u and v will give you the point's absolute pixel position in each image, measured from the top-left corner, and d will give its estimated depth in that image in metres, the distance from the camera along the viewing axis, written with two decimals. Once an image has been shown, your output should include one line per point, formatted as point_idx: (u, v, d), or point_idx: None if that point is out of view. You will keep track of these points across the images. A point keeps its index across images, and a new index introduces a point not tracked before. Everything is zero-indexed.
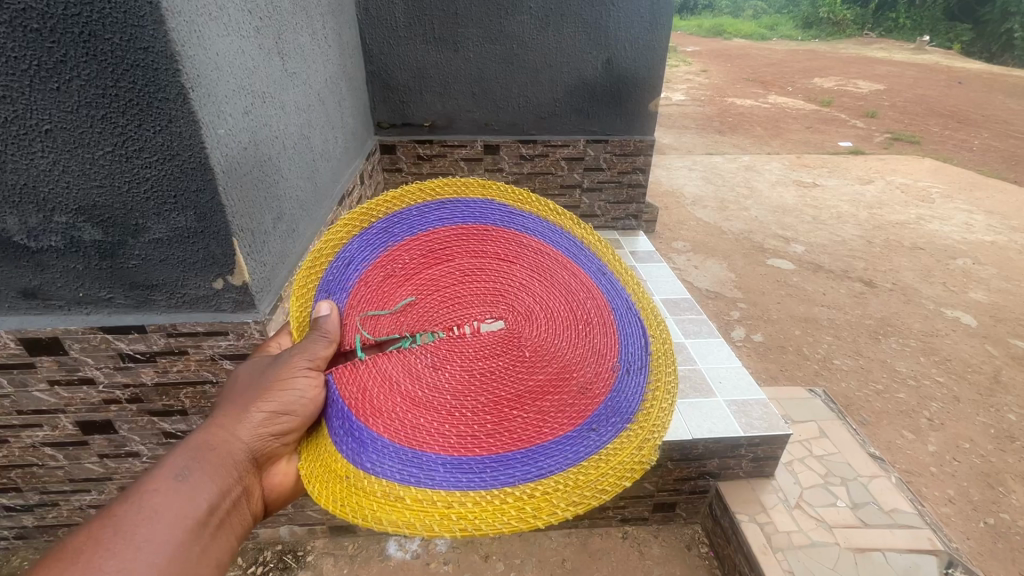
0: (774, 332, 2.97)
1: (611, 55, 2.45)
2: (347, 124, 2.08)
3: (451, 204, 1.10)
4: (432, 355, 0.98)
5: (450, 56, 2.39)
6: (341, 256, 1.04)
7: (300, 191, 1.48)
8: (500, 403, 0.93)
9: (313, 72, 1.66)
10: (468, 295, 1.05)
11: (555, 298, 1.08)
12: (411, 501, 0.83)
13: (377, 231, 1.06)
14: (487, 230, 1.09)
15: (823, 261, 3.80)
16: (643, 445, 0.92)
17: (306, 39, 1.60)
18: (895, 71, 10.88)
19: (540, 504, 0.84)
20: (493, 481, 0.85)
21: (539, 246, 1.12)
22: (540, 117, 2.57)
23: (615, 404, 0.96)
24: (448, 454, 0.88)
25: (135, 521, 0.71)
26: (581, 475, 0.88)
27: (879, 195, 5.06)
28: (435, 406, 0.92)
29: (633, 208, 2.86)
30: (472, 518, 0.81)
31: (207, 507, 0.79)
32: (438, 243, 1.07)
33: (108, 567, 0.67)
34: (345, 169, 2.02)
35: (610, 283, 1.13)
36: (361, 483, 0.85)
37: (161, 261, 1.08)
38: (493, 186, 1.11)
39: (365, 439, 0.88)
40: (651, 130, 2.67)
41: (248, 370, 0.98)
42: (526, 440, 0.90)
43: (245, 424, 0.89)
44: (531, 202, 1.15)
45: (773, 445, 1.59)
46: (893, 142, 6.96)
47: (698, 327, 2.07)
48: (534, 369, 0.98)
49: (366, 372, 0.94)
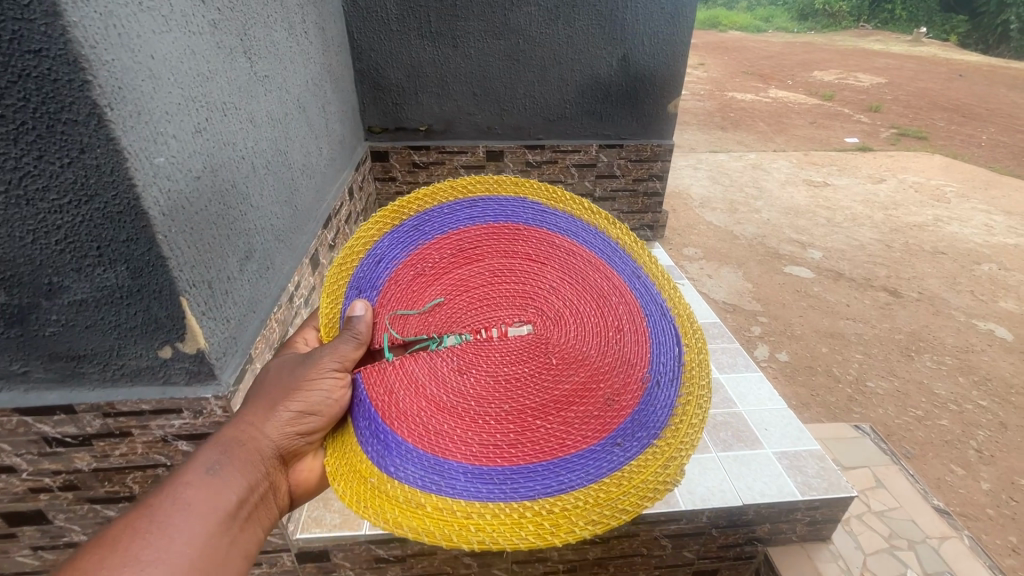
0: (800, 350, 2.76)
1: (627, 51, 2.20)
2: (333, 130, 1.82)
3: (482, 202, 1.09)
4: (458, 358, 0.96)
5: (449, 53, 2.13)
6: (372, 253, 1.04)
7: (272, 222, 1.21)
8: (525, 413, 0.90)
9: (289, 76, 1.39)
10: (496, 297, 1.02)
11: (584, 302, 1.03)
12: (431, 509, 0.81)
13: (408, 229, 1.07)
14: (519, 230, 1.07)
15: (843, 268, 3.59)
16: (669, 463, 0.87)
17: (278, 35, 1.33)
18: (895, 63, 10.67)
19: (559, 521, 0.81)
20: (513, 493, 0.83)
21: (571, 247, 1.08)
22: (548, 120, 2.32)
23: (642, 418, 0.92)
24: (470, 463, 0.85)
25: (168, 513, 0.73)
26: (603, 492, 0.85)
27: (893, 195, 4.86)
28: (459, 412, 0.90)
29: (649, 218, 2.64)
30: (491, 531, 0.79)
31: (236, 501, 0.80)
32: (469, 242, 1.06)
33: (144, 556, 0.69)
34: (331, 184, 1.76)
35: (646, 288, 1.08)
36: (385, 488, 0.84)
37: (87, 327, 0.83)
38: (529, 184, 1.10)
39: (390, 443, 0.87)
40: (669, 133, 2.43)
41: (277, 366, 0.96)
42: (549, 453, 0.87)
43: (270, 422, 0.88)
44: (566, 202, 1.12)
45: (834, 507, 1.37)
46: (900, 138, 6.75)
47: (732, 359, 1.84)
48: (560, 378, 0.94)
49: (393, 373, 0.92)
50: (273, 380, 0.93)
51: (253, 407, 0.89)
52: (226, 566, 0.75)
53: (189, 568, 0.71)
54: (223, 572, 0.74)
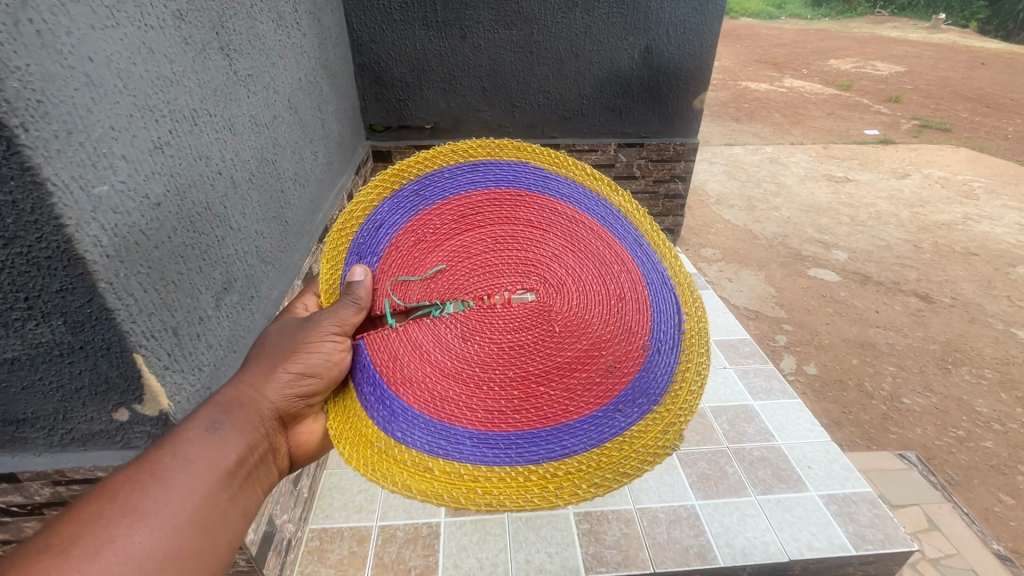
0: (829, 361, 2.59)
1: (651, 41, 2.02)
2: (330, 131, 1.66)
3: (484, 166, 1.01)
4: (462, 326, 0.93)
5: (456, 44, 1.96)
6: (372, 218, 0.97)
7: (256, 246, 1.06)
8: (528, 379, 0.88)
9: (276, 76, 1.22)
10: (498, 264, 0.97)
11: (587, 270, 0.97)
12: (439, 472, 0.80)
13: (408, 194, 0.99)
14: (521, 196, 0.99)
15: (870, 270, 3.41)
16: (670, 428, 0.85)
17: (264, 33, 1.17)
18: (914, 51, 10.34)
19: (562, 483, 0.79)
20: (517, 457, 0.81)
21: (573, 214, 1.01)
22: (564, 117, 2.15)
23: (642, 384, 0.90)
24: (476, 427, 0.84)
25: (168, 465, 0.68)
26: (604, 457, 0.83)
27: (919, 191, 4.65)
28: (463, 377, 0.88)
29: (669, 222, 2.51)
30: (497, 493, 0.77)
31: (237, 458, 0.75)
32: (470, 208, 0.99)
33: (142, 507, 0.63)
34: (329, 193, 1.61)
35: (647, 255, 1.00)
36: (393, 452, 0.82)
37: (24, 389, 0.68)
38: (529, 147, 1.01)
39: (396, 410, 0.85)
40: (694, 131, 2.26)
41: (276, 330, 0.91)
42: (553, 419, 0.86)
43: (271, 383, 0.83)
44: (568, 166, 1.03)
45: (892, 562, 1.22)
46: (923, 130, 6.50)
47: (767, 383, 1.68)
48: (563, 346, 0.91)
49: (396, 339, 0.89)
50: (272, 343, 0.88)
51: (252, 368, 0.84)
52: (227, 524, 0.70)
53: (189, 524, 0.66)
54: (222, 530, 0.69)
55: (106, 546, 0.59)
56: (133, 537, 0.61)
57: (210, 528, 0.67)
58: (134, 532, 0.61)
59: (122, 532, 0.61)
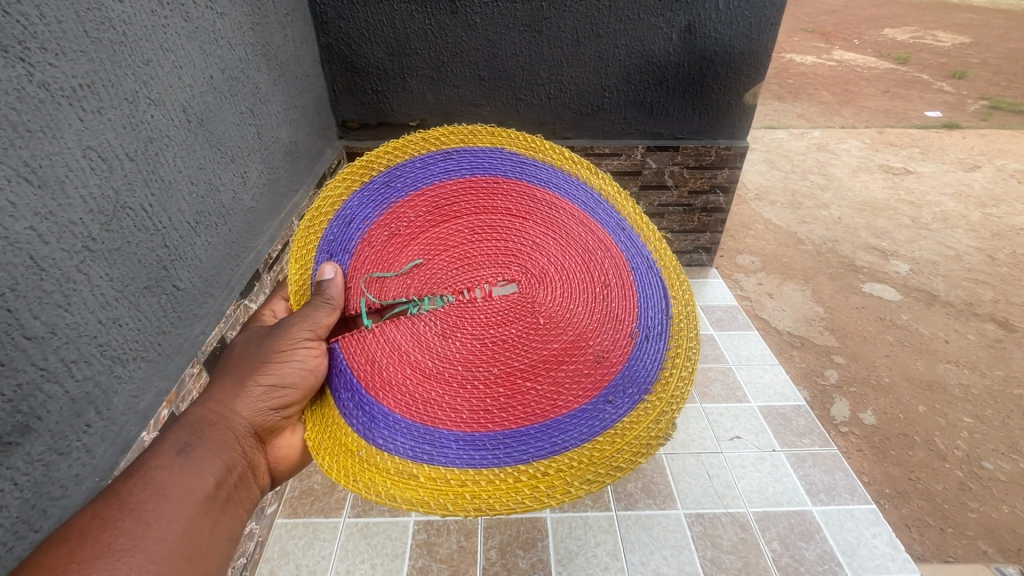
0: (889, 408, 2.18)
1: (694, 18, 1.57)
2: (276, 140, 1.30)
3: (457, 153, 1.10)
4: (442, 321, 1.00)
5: (446, 23, 1.55)
6: (341, 214, 1.05)
7: (91, 350, 0.70)
8: (514, 375, 0.95)
9: (152, 78, 0.84)
10: (478, 255, 1.06)
11: (570, 258, 1.07)
12: (424, 479, 0.86)
13: (378, 185, 1.08)
14: (498, 182, 1.09)
15: (937, 287, 2.94)
16: (661, 419, 0.94)
17: (124, 16, 0.78)
18: (979, 18, 9.30)
19: (554, 481, 0.87)
20: (507, 458, 0.89)
21: (553, 201, 1.10)
22: (580, 114, 1.74)
23: (631, 374, 0.98)
24: (462, 430, 0.91)
25: (139, 499, 0.69)
26: (596, 451, 0.91)
27: (992, 186, 4.07)
28: (446, 377, 0.94)
29: (706, 239, 2.07)
30: (486, 497, 0.85)
31: (215, 481, 0.78)
32: (444, 198, 1.08)
33: (119, 545, 0.65)
34: (269, 223, 1.25)
35: (630, 240, 1.11)
36: (374, 459, 0.89)
37: None
38: (505, 134, 1.12)
39: (376, 415, 0.92)
40: (744, 132, 1.81)
41: (242, 343, 0.94)
42: (542, 415, 0.94)
43: (243, 399, 0.86)
44: (545, 150, 1.13)
45: None
46: (993, 112, 5.77)
47: (830, 479, 1.29)
48: (549, 339, 0.99)
49: (374, 342, 0.96)
50: (240, 356, 0.92)
51: (222, 385, 0.88)
52: (212, 548, 0.73)
53: (169, 556, 0.67)
54: (208, 553, 0.71)
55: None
56: None
57: (194, 556, 0.70)
58: (114, 571, 0.63)
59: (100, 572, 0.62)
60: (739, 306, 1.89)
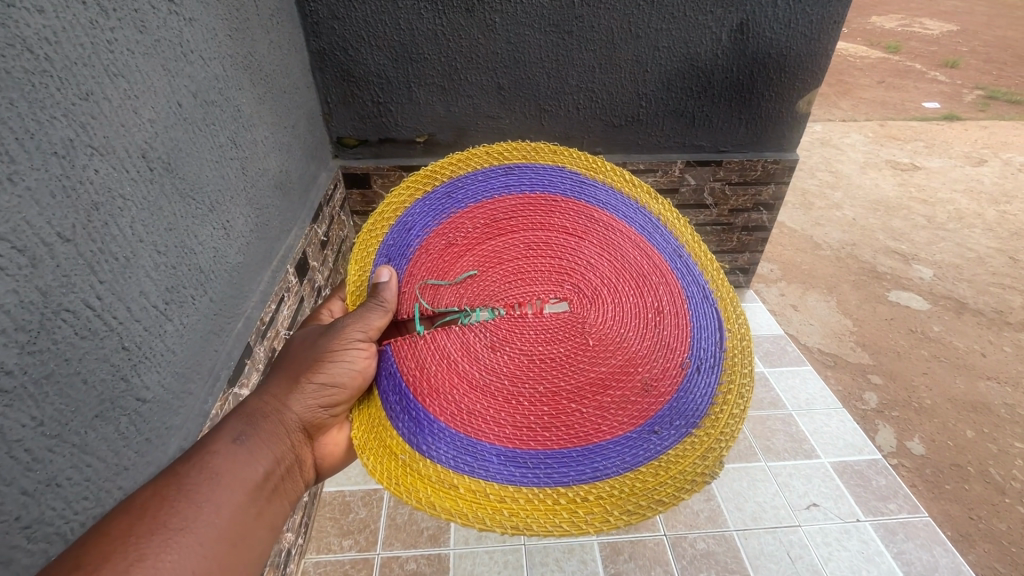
0: (936, 434, 2.02)
1: (746, 16, 1.36)
2: (264, 172, 1.06)
3: (519, 169, 0.89)
4: (492, 334, 0.79)
5: (459, 22, 1.30)
6: (401, 220, 0.86)
7: (7, 540, 0.47)
8: (558, 395, 0.75)
9: (97, 117, 0.60)
10: (532, 270, 0.84)
11: (625, 283, 0.85)
12: (465, 490, 0.68)
13: (440, 196, 0.87)
14: (556, 201, 0.87)
15: (964, 295, 2.80)
16: (708, 454, 0.72)
17: (47, 34, 0.54)
18: (963, 5, 9.25)
19: (594, 507, 0.68)
20: (545, 478, 0.70)
21: (610, 221, 0.87)
22: (612, 127, 1.52)
23: (679, 405, 0.77)
24: (504, 444, 0.72)
25: (195, 480, 0.60)
26: (637, 481, 0.70)
27: (1002, 181, 3.96)
28: (491, 391, 0.75)
29: (744, 259, 1.90)
30: (525, 516, 0.66)
31: (263, 473, 0.66)
32: (503, 213, 0.86)
33: (173, 524, 0.55)
34: (260, 278, 1.02)
35: (687, 269, 0.87)
36: (417, 466, 0.70)
37: None
38: (566, 152, 0.90)
39: (422, 419, 0.73)
40: (794, 145, 1.63)
41: (302, 336, 0.81)
42: (584, 439, 0.73)
43: (296, 388, 0.73)
44: (607, 172, 0.91)
45: None
46: (989, 102, 5.68)
47: (929, 559, 1.12)
48: (597, 360, 0.78)
49: (426, 348, 0.77)
50: (299, 342, 0.79)
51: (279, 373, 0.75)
52: (256, 542, 0.62)
53: (220, 540, 0.58)
54: (251, 548, 0.61)
55: (135, 567, 0.51)
56: (164, 558, 0.53)
57: (240, 542, 0.60)
58: (166, 551, 0.53)
59: (154, 550, 0.53)
60: (786, 336, 1.71)
